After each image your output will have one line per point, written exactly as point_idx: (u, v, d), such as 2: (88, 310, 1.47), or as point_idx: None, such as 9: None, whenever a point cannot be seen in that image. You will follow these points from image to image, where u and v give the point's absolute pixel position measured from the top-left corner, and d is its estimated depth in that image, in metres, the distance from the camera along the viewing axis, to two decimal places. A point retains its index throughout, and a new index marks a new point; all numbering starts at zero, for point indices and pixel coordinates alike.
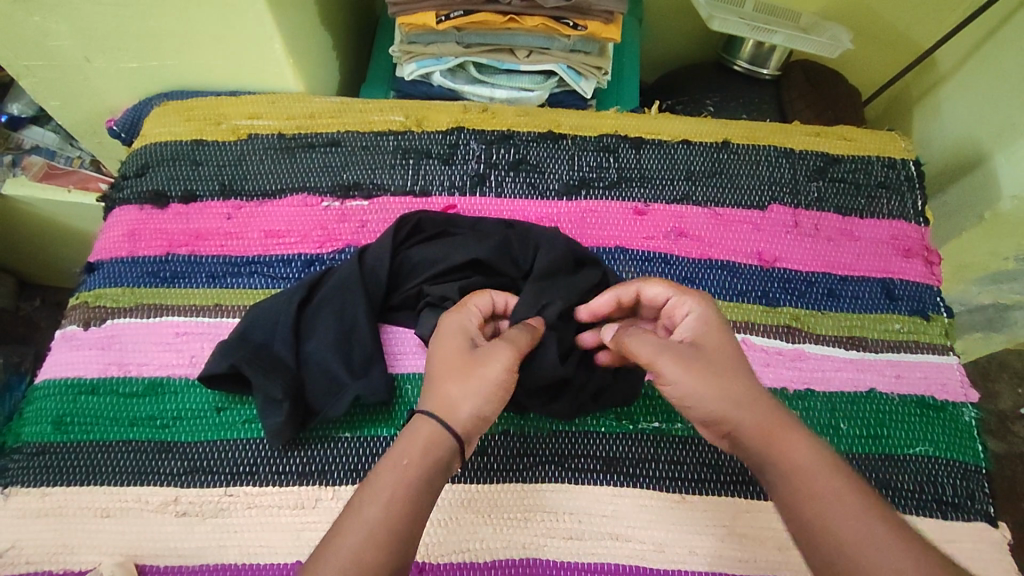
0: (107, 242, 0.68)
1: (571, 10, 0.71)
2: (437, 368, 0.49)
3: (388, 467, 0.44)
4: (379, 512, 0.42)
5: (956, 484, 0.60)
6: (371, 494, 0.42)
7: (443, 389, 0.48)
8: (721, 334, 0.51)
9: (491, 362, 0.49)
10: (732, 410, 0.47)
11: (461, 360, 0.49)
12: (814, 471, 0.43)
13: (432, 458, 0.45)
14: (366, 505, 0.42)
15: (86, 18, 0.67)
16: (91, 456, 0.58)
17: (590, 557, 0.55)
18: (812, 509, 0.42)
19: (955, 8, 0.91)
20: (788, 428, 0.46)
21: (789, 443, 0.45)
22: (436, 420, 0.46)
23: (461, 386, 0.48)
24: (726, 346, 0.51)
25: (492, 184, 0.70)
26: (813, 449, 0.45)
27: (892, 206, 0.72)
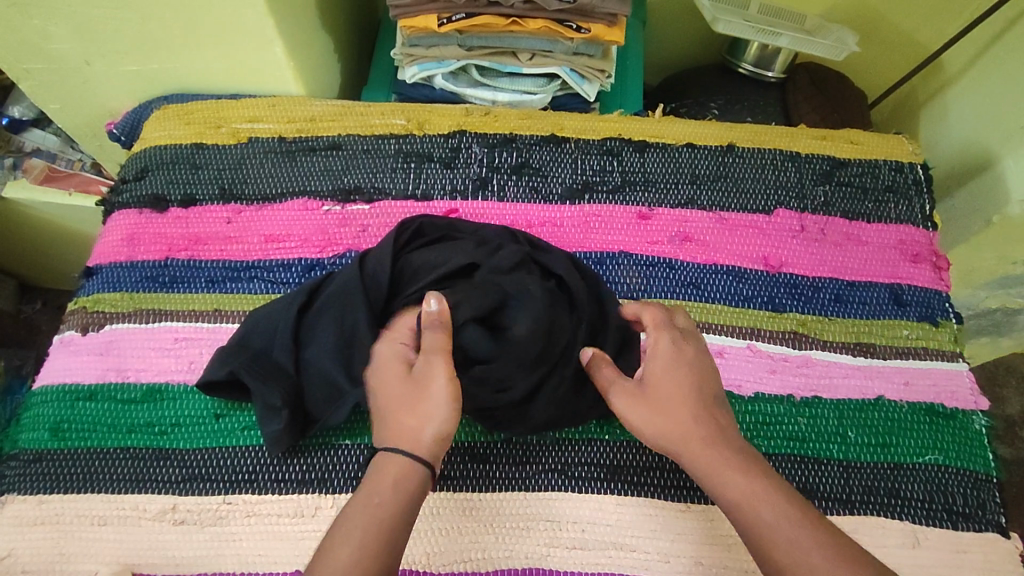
0: (106, 247, 0.68)
1: (574, 12, 0.70)
2: (385, 401, 0.48)
3: (359, 505, 0.43)
4: (351, 552, 0.41)
5: (966, 493, 0.59)
6: (343, 533, 0.42)
7: (398, 422, 0.47)
8: (678, 374, 0.52)
9: (431, 379, 0.47)
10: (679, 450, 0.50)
11: (409, 388, 0.48)
12: (750, 497, 0.46)
13: (404, 492, 0.44)
14: (343, 540, 0.42)
15: (86, 21, 0.66)
16: (89, 464, 0.58)
17: (594, 567, 0.54)
18: (753, 531, 0.45)
19: (963, 10, 0.90)
20: (726, 450, 0.49)
21: (725, 466, 0.48)
22: (394, 449, 0.46)
23: (415, 412, 0.47)
24: (678, 389, 0.51)
25: (494, 189, 0.70)
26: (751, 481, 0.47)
27: (900, 211, 0.71)
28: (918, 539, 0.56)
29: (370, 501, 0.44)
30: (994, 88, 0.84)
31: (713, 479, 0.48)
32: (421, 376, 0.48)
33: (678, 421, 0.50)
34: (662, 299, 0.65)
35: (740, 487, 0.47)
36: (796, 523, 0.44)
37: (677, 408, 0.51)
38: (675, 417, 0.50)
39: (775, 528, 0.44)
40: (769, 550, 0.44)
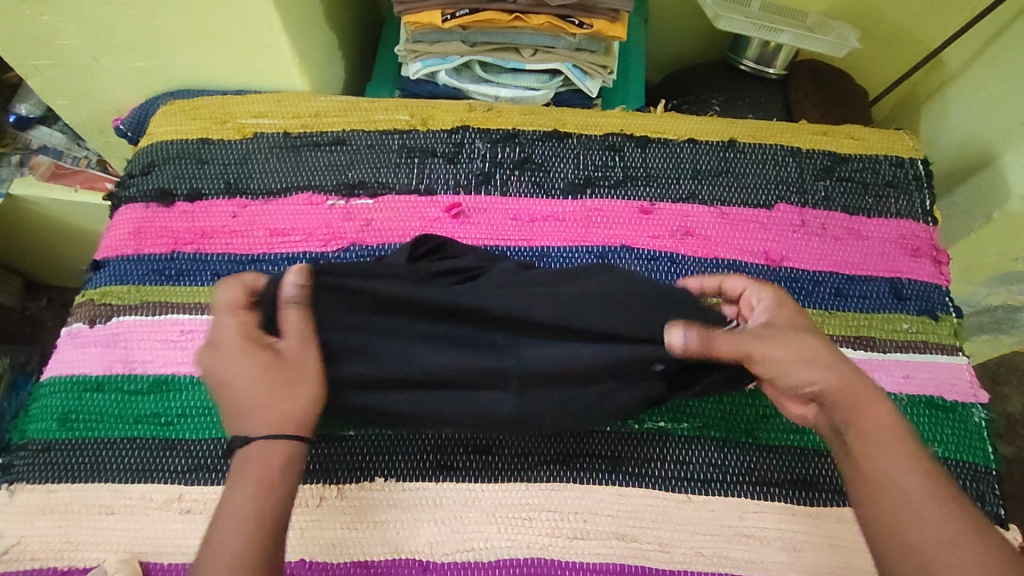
0: (113, 240, 0.69)
1: (577, 9, 0.71)
2: (243, 390, 0.47)
3: (248, 491, 0.45)
4: (240, 538, 0.43)
5: (965, 485, 0.59)
6: (231, 522, 0.44)
7: (266, 408, 0.46)
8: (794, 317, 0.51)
9: (301, 367, 0.48)
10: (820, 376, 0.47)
11: (275, 374, 0.47)
12: (893, 447, 0.45)
13: (292, 474, 0.47)
14: (230, 533, 0.43)
15: (93, 17, 0.67)
16: (96, 454, 0.58)
17: (595, 558, 0.55)
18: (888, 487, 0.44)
19: (963, 8, 0.90)
20: (871, 393, 0.47)
21: (868, 408, 0.47)
22: (270, 440, 0.46)
23: (276, 398, 0.47)
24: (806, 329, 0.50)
25: (497, 184, 0.70)
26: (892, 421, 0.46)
27: (900, 206, 0.71)
28: None
29: (256, 491, 0.45)
30: (995, 84, 0.84)
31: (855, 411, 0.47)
32: (288, 362, 0.48)
33: (824, 358, 0.48)
34: None
35: (881, 422, 0.46)
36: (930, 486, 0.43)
37: (817, 346, 0.48)
38: (820, 353, 0.48)
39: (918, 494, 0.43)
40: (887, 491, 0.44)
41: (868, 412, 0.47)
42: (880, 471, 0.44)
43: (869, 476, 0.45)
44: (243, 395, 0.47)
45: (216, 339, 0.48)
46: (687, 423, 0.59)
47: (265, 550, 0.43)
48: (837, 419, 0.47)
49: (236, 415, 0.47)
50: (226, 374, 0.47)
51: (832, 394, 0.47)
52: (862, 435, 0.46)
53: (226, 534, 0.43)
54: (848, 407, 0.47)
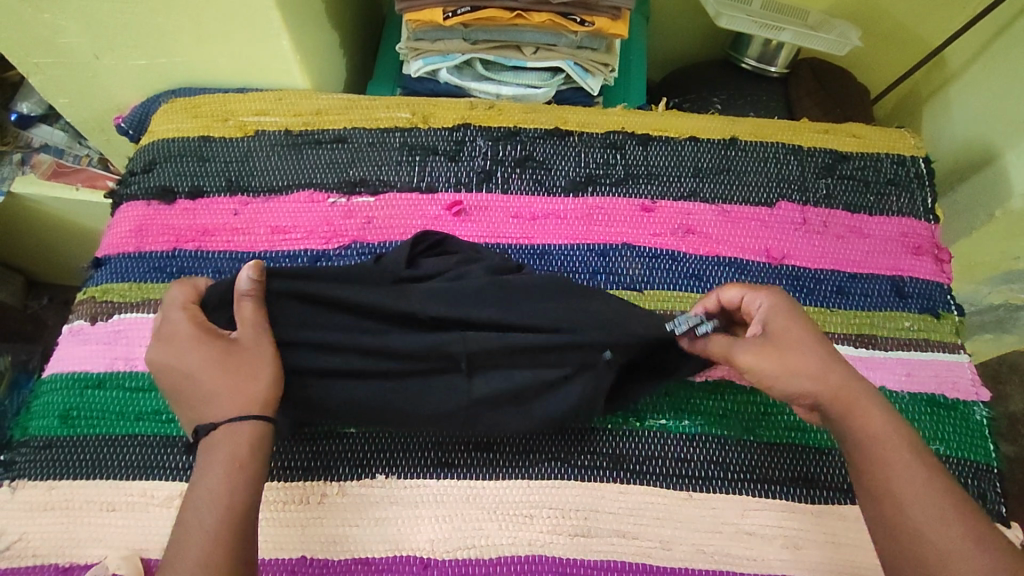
0: (114, 237, 0.69)
1: (578, 6, 0.71)
2: (200, 374, 0.48)
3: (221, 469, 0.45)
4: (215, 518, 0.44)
5: (967, 483, 0.59)
6: (204, 501, 0.44)
7: (227, 389, 0.48)
8: (791, 318, 0.51)
9: (256, 353, 0.50)
10: (811, 384, 0.49)
11: (231, 359, 0.49)
12: (892, 452, 0.46)
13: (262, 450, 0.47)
14: (204, 512, 0.44)
15: (95, 15, 0.67)
16: (97, 451, 0.58)
17: (596, 555, 0.55)
18: (882, 487, 0.45)
19: (965, 6, 0.90)
20: (863, 394, 0.49)
21: (866, 413, 0.48)
22: (234, 421, 0.47)
23: (235, 380, 0.48)
24: (799, 333, 0.51)
25: (498, 181, 0.70)
26: (890, 424, 0.47)
27: (902, 204, 0.71)
28: None
29: (227, 470, 0.45)
30: (996, 83, 0.84)
31: (852, 417, 0.48)
32: (243, 348, 0.50)
33: (816, 363, 0.49)
34: (664, 290, 0.66)
35: (877, 429, 0.47)
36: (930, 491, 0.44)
37: (810, 350, 0.50)
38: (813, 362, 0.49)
39: (911, 492, 0.44)
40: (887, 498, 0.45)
41: (861, 417, 0.48)
42: (875, 469, 0.46)
43: (864, 476, 0.46)
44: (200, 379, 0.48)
45: (169, 333, 0.50)
46: (689, 421, 0.59)
47: (239, 525, 0.44)
48: (833, 423, 0.49)
49: (198, 401, 0.48)
50: (182, 364, 0.49)
51: (825, 399, 0.49)
52: (857, 437, 0.47)
53: (200, 513, 0.44)
54: (843, 411, 0.48)
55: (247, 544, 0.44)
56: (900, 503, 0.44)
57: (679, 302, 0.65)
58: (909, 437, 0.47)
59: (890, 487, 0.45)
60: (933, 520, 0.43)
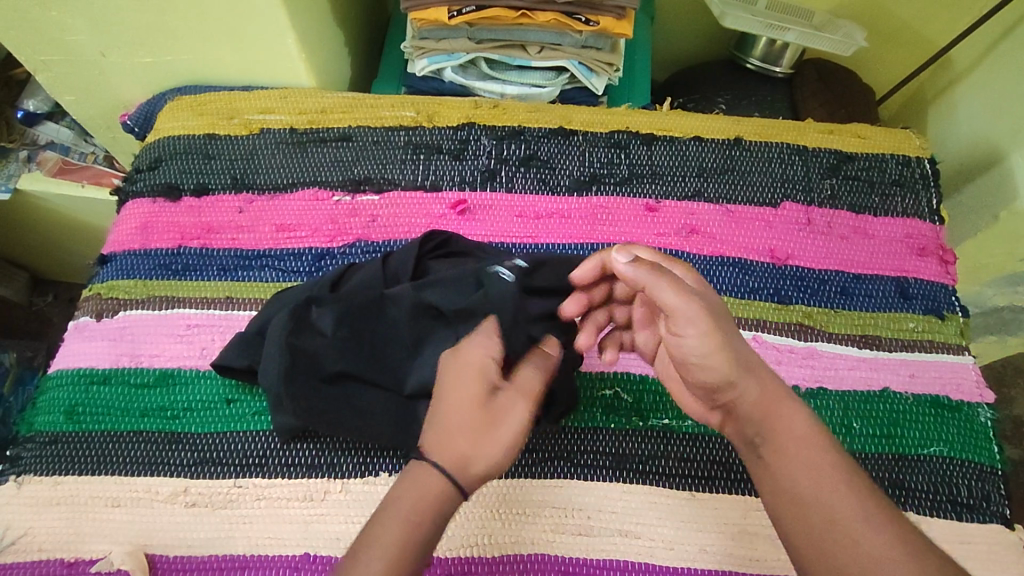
0: (120, 234, 0.69)
1: (583, 5, 0.71)
2: (449, 411, 0.45)
3: (395, 517, 0.41)
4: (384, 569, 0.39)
5: (971, 485, 0.59)
6: (374, 545, 0.40)
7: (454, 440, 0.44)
8: (710, 296, 0.49)
9: (504, 424, 0.45)
10: (739, 378, 0.47)
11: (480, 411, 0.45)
12: (814, 455, 0.45)
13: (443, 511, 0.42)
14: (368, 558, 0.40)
15: (103, 14, 0.67)
16: (103, 446, 0.59)
17: (599, 554, 0.55)
18: (803, 488, 0.44)
19: (971, 7, 0.90)
20: (786, 399, 0.47)
21: (787, 414, 0.46)
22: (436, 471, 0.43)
23: (471, 436, 0.44)
24: (724, 312, 0.49)
25: (503, 180, 0.70)
26: (809, 425, 0.46)
27: (907, 205, 0.71)
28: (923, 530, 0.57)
29: (404, 522, 0.41)
30: (1000, 85, 0.84)
31: (773, 417, 0.46)
32: (496, 411, 0.46)
33: (746, 354, 0.47)
34: None
35: (799, 430, 0.46)
36: (856, 494, 0.43)
37: (738, 334, 0.48)
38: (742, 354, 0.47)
39: (832, 495, 0.43)
40: (806, 504, 0.43)
41: (786, 419, 0.46)
42: (791, 471, 0.44)
43: (784, 479, 0.44)
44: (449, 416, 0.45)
45: (462, 357, 0.48)
46: (692, 421, 0.59)
47: None
48: (750, 428, 0.47)
49: (430, 435, 0.45)
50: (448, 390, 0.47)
51: (747, 400, 0.47)
52: (777, 440, 0.46)
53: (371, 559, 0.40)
54: (763, 415, 0.47)
55: None
56: (826, 514, 0.42)
57: None
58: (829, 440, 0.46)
59: (808, 489, 0.44)
60: (856, 523, 0.42)
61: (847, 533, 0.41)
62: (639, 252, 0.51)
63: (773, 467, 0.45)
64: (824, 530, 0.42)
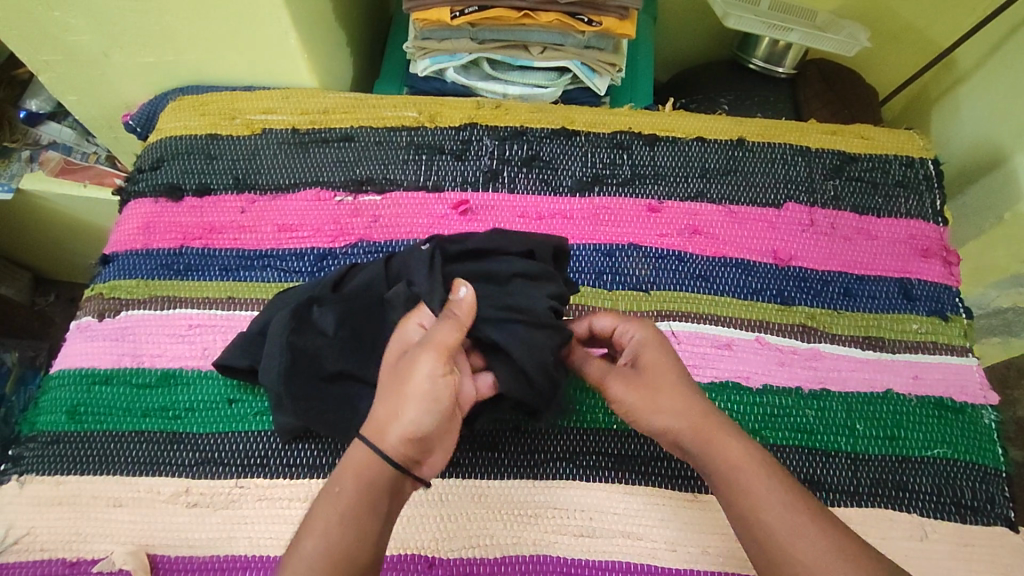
0: (121, 235, 0.69)
1: (585, 6, 0.71)
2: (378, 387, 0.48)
3: (324, 497, 0.44)
4: (315, 546, 0.41)
5: (975, 487, 0.59)
6: (308, 528, 0.42)
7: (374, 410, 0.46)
8: (659, 350, 0.53)
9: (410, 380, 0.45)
10: (671, 421, 0.49)
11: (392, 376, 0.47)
12: (750, 477, 0.45)
13: (369, 480, 0.44)
14: (303, 537, 0.42)
15: (106, 14, 0.67)
16: (104, 446, 0.59)
17: (602, 555, 0.55)
18: (745, 511, 0.45)
19: (974, 8, 0.90)
20: (724, 425, 0.48)
21: (722, 441, 0.47)
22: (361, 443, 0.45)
23: (387, 403, 0.45)
24: (666, 364, 0.52)
25: (505, 180, 0.70)
26: (744, 447, 0.47)
27: (910, 206, 0.71)
28: (926, 533, 0.57)
29: (326, 497, 0.43)
30: (1004, 86, 0.84)
31: (711, 447, 0.47)
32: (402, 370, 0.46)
33: (676, 397, 0.49)
34: (673, 290, 0.66)
35: (734, 455, 0.47)
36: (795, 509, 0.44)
37: (672, 381, 0.51)
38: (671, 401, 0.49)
39: (772, 516, 0.44)
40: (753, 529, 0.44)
41: (722, 447, 0.47)
42: (736, 497, 0.45)
43: (730, 505, 0.46)
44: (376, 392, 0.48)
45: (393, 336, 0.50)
46: None
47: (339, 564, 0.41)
48: (694, 457, 0.48)
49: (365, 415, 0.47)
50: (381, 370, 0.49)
51: (685, 434, 0.48)
52: (717, 469, 0.47)
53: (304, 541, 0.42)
54: (702, 444, 0.48)
55: None
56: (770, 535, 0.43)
57: (687, 303, 0.65)
58: (765, 460, 0.47)
59: (753, 512, 0.44)
60: (797, 540, 0.42)
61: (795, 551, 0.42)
62: (598, 320, 0.56)
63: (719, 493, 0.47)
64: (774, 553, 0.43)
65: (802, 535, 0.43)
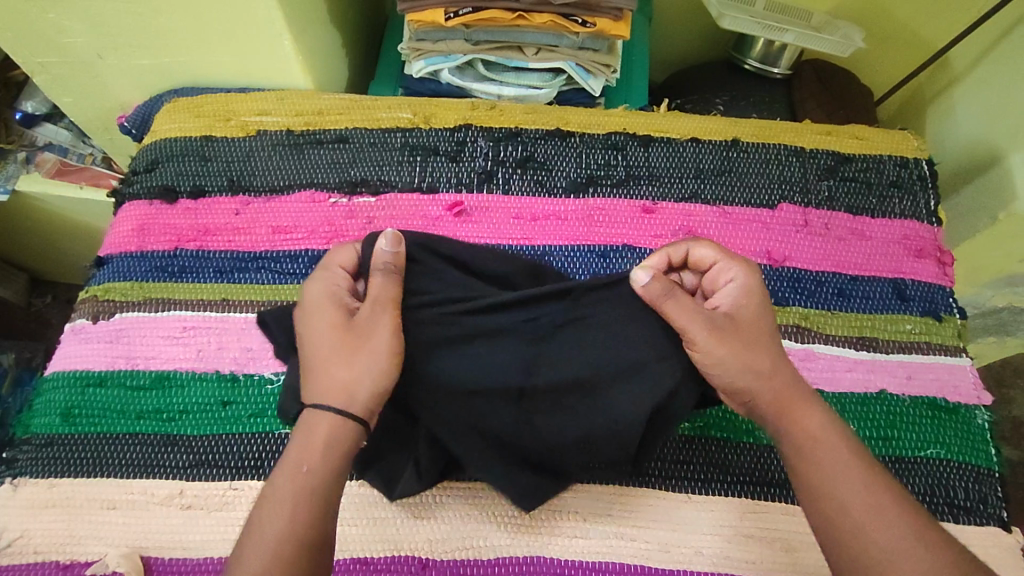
0: (116, 237, 0.69)
1: (580, 7, 0.71)
2: (323, 349, 0.48)
3: (287, 474, 0.44)
4: (279, 523, 0.42)
5: (968, 487, 0.59)
6: (271, 506, 0.43)
7: (337, 374, 0.47)
8: (755, 305, 0.52)
9: (373, 338, 0.48)
10: (753, 383, 0.49)
11: (349, 336, 0.48)
12: (833, 453, 0.46)
13: (335, 456, 0.45)
14: (268, 518, 0.43)
15: (100, 16, 0.67)
16: (99, 449, 0.59)
17: (595, 556, 0.55)
18: (823, 485, 0.45)
19: (969, 8, 0.90)
20: (805, 397, 0.49)
21: (805, 413, 0.48)
22: (328, 414, 0.46)
23: (351, 364, 0.47)
24: (760, 323, 0.51)
25: (499, 182, 0.70)
26: (826, 424, 0.48)
27: (904, 206, 0.71)
28: None
29: (293, 476, 0.44)
30: (999, 85, 0.84)
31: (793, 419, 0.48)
32: (360, 328, 0.49)
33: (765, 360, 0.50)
34: None
35: (817, 430, 0.48)
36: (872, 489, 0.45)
37: (764, 338, 0.51)
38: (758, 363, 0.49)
39: (851, 496, 0.44)
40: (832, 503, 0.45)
41: (805, 419, 0.48)
42: (814, 470, 0.46)
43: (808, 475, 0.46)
44: (321, 356, 0.48)
45: (307, 300, 0.51)
46: (687, 424, 0.59)
47: (304, 540, 0.42)
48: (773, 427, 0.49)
49: (314, 380, 0.48)
50: (314, 333, 0.49)
51: (765, 400, 0.49)
52: (797, 439, 0.48)
53: (267, 520, 0.43)
54: (785, 415, 0.49)
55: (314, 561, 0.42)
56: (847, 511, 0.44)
57: None
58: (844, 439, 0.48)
59: (830, 485, 0.45)
60: (872, 518, 0.43)
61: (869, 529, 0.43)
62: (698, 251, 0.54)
63: (794, 467, 0.47)
64: (850, 527, 0.44)
65: (878, 519, 0.43)
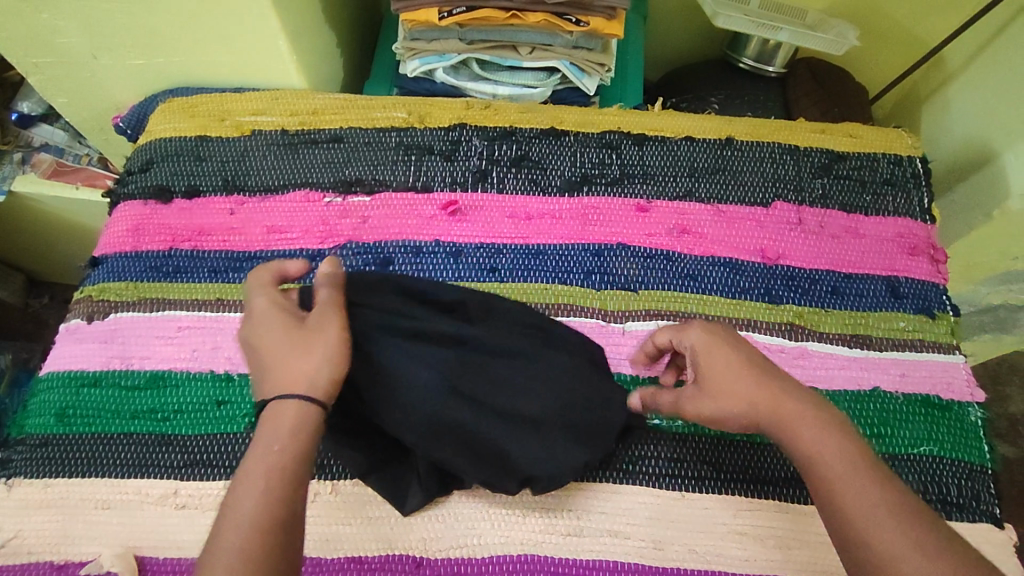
0: (111, 237, 0.69)
1: (573, 6, 0.71)
2: (273, 351, 0.48)
3: (259, 453, 0.44)
4: (254, 501, 0.42)
5: (961, 484, 0.59)
6: (245, 485, 0.42)
7: (292, 366, 0.47)
8: (721, 352, 0.51)
9: (323, 334, 0.48)
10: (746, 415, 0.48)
11: (297, 336, 0.49)
12: (833, 462, 0.45)
13: (305, 435, 0.45)
14: (242, 495, 0.42)
15: (93, 16, 0.67)
16: (92, 449, 0.59)
17: (588, 554, 0.55)
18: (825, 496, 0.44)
19: (963, 6, 0.90)
20: (806, 409, 0.48)
21: (804, 428, 0.47)
22: (291, 398, 0.45)
23: (302, 357, 0.47)
24: (731, 364, 0.50)
25: (494, 181, 0.70)
26: (829, 433, 0.46)
27: (898, 204, 0.71)
28: None
29: (265, 454, 0.43)
30: (994, 83, 0.84)
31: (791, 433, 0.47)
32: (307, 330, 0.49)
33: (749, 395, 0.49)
34: (661, 290, 0.66)
35: (815, 440, 0.46)
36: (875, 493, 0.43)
37: (740, 374, 0.50)
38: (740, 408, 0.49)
39: (854, 504, 0.43)
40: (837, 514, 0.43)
41: (804, 433, 0.47)
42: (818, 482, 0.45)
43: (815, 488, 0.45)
44: (273, 356, 0.48)
45: (253, 312, 0.52)
46: (682, 422, 0.59)
47: (280, 517, 0.41)
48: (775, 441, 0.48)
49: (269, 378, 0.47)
50: (263, 340, 0.49)
51: (768, 419, 0.48)
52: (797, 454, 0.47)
53: (241, 499, 0.42)
54: (783, 431, 0.47)
55: (290, 538, 0.42)
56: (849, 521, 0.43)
57: (675, 303, 0.65)
58: (848, 447, 0.46)
59: (834, 494, 0.44)
60: (874, 523, 0.42)
61: (870, 536, 0.42)
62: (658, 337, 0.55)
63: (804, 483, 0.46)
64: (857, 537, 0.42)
65: (881, 526, 0.42)
